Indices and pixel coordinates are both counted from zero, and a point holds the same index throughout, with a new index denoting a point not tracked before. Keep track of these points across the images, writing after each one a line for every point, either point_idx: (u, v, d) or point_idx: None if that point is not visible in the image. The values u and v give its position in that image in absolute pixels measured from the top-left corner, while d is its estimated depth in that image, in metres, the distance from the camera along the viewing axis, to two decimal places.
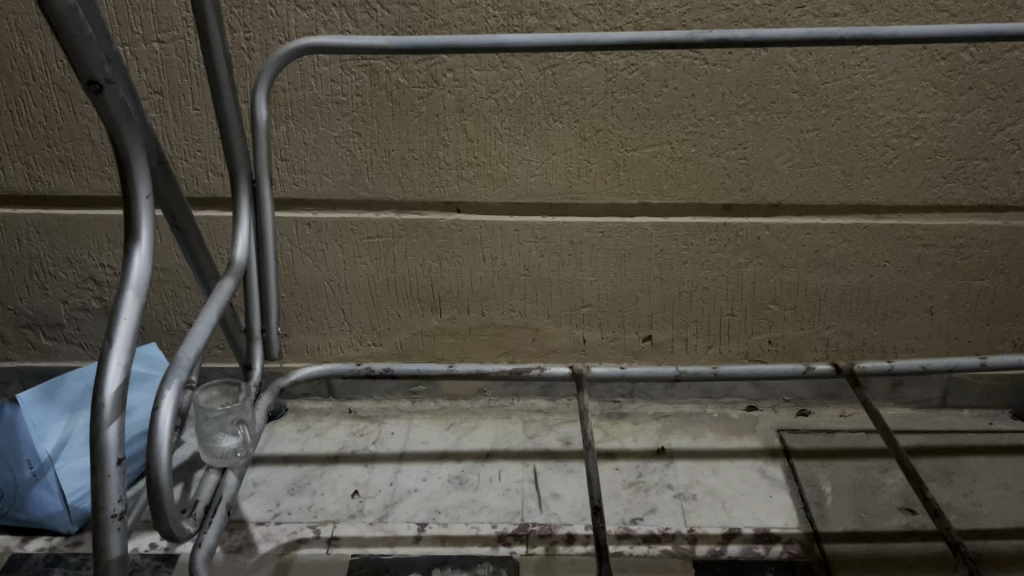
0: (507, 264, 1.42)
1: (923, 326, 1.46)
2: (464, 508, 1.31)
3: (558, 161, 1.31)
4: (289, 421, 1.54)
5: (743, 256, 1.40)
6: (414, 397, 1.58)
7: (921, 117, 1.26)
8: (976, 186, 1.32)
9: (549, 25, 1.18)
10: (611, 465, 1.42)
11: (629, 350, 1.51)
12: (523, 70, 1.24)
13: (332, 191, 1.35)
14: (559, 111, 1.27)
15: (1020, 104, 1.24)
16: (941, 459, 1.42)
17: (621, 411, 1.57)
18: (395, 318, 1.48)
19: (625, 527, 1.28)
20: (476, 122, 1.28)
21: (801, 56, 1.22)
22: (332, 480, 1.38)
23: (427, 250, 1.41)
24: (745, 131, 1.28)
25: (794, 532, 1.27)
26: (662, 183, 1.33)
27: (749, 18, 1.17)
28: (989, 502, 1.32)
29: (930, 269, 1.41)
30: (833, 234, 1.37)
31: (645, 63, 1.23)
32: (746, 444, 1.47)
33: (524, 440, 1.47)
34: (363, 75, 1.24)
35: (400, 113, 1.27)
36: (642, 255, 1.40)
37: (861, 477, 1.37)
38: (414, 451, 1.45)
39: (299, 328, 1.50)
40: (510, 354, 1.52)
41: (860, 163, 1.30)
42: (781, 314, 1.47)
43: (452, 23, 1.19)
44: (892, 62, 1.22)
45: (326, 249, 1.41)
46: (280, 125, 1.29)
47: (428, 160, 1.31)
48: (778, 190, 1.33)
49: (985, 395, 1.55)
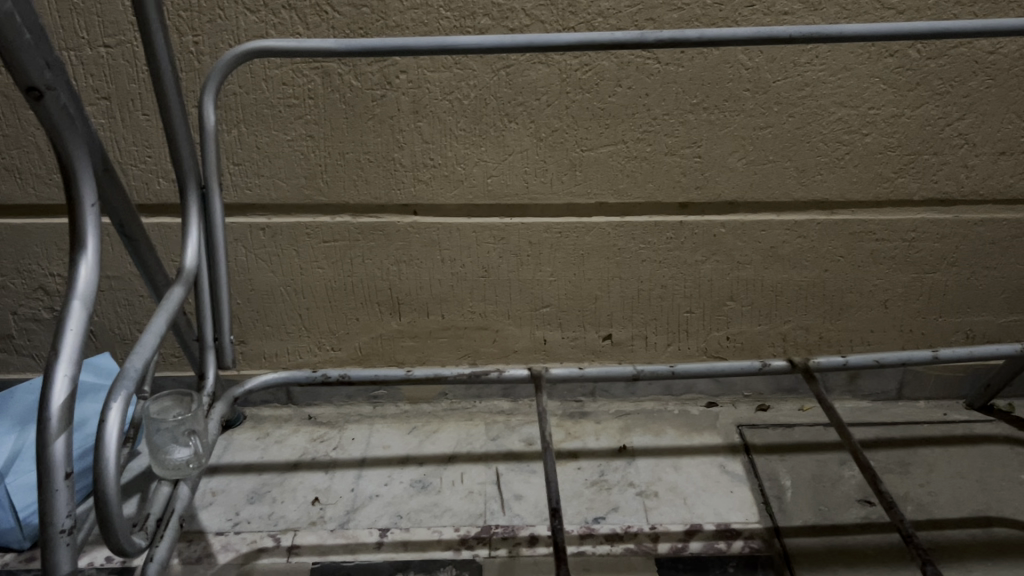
0: (467, 266, 1.42)
1: (877, 319, 1.49)
2: (427, 512, 1.31)
3: (515, 162, 1.31)
4: (248, 428, 1.52)
5: (700, 254, 1.41)
6: (375, 401, 1.57)
7: (872, 114, 1.28)
8: (927, 181, 1.34)
9: (502, 26, 1.18)
10: (573, 464, 1.42)
11: (589, 349, 1.52)
12: (478, 71, 1.23)
13: (287, 196, 1.33)
14: (514, 112, 1.27)
15: (967, 100, 1.26)
16: (897, 450, 1.44)
17: (583, 410, 1.57)
18: (354, 323, 1.47)
19: (587, 527, 1.28)
20: (432, 123, 1.27)
21: (752, 54, 1.22)
22: (292, 488, 1.37)
23: (385, 253, 1.40)
24: (700, 129, 1.29)
25: (754, 526, 1.28)
26: (619, 182, 1.33)
27: (701, 17, 1.18)
28: (945, 491, 1.34)
29: (884, 263, 1.43)
30: (788, 230, 1.39)
31: (599, 63, 1.23)
32: (707, 440, 1.48)
33: (487, 442, 1.47)
34: (315, 78, 1.23)
35: (354, 116, 1.26)
36: (601, 254, 1.41)
37: (820, 470, 1.39)
38: (375, 456, 1.44)
39: (257, 335, 1.48)
40: (471, 356, 1.52)
41: (814, 159, 1.32)
42: (740, 310, 1.48)
43: (405, 25, 1.18)
44: (842, 59, 1.23)
45: (283, 255, 1.39)
46: (232, 129, 1.27)
47: (385, 162, 1.30)
48: (733, 187, 1.34)
49: (940, 387, 1.58)
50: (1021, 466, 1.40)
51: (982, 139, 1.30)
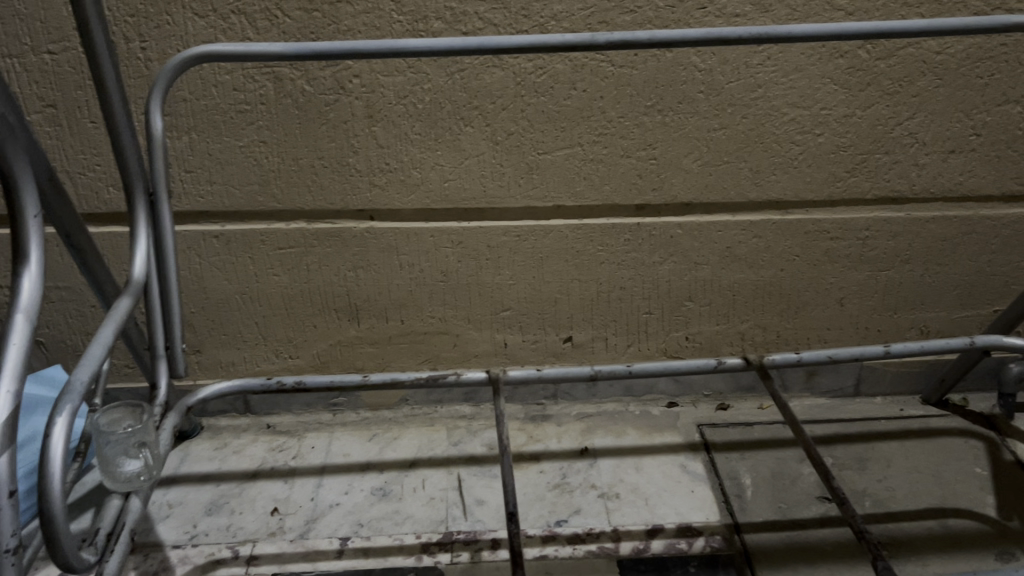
0: (424, 270, 1.41)
1: (833, 316, 1.50)
2: (387, 520, 1.30)
3: (471, 166, 1.30)
4: (204, 438, 1.49)
5: (658, 255, 1.42)
6: (335, 409, 1.55)
7: (824, 114, 1.29)
8: (879, 179, 1.35)
9: (455, 29, 1.18)
10: (535, 467, 1.42)
11: (550, 352, 1.52)
12: (432, 75, 1.22)
13: (241, 202, 1.31)
14: (469, 116, 1.26)
15: (917, 99, 1.28)
16: (855, 446, 1.46)
17: (545, 413, 1.57)
18: (312, 330, 1.46)
19: (549, 530, 1.28)
20: (386, 127, 1.26)
21: (705, 56, 1.23)
22: (251, 498, 1.35)
23: (342, 259, 1.39)
24: (655, 131, 1.29)
25: (715, 525, 1.29)
26: (576, 185, 1.33)
27: (653, 20, 1.18)
28: (902, 486, 1.36)
29: (838, 261, 1.44)
30: (743, 230, 1.40)
31: (554, 66, 1.22)
32: (667, 440, 1.49)
33: (448, 447, 1.46)
34: (267, 83, 1.21)
35: (307, 121, 1.25)
36: (559, 256, 1.41)
37: (780, 468, 1.40)
38: (335, 464, 1.42)
39: (213, 344, 1.46)
40: (431, 361, 1.52)
41: (767, 160, 1.33)
42: (698, 310, 1.49)
43: (357, 29, 1.17)
44: (793, 60, 1.24)
45: (238, 262, 1.38)
46: (183, 136, 1.25)
47: (340, 167, 1.29)
48: (689, 189, 1.35)
49: (896, 383, 1.60)
50: (975, 459, 1.42)
51: (932, 137, 1.32)
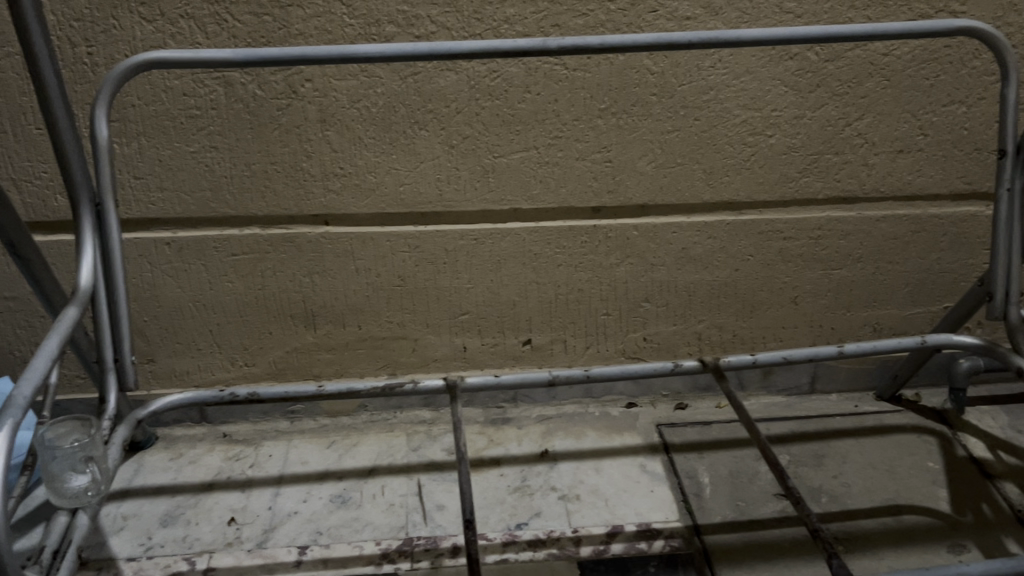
0: (381, 275, 1.40)
1: (787, 315, 1.52)
2: (347, 527, 1.29)
3: (427, 169, 1.30)
4: (159, 449, 1.47)
5: (615, 257, 1.42)
6: (292, 416, 1.54)
7: (774, 116, 1.30)
8: (830, 179, 1.37)
9: (408, 33, 1.17)
10: (495, 471, 1.42)
11: (509, 355, 1.52)
12: (385, 79, 1.22)
13: (193, 209, 1.30)
14: (424, 119, 1.26)
15: (865, 100, 1.30)
16: (811, 443, 1.48)
17: (505, 417, 1.56)
18: (267, 337, 1.45)
19: (510, 534, 1.28)
20: (340, 131, 1.25)
21: (657, 59, 1.24)
22: (207, 509, 1.33)
23: (297, 265, 1.37)
24: (609, 134, 1.30)
25: (674, 525, 1.30)
26: (532, 188, 1.33)
27: (605, 23, 1.19)
28: (857, 482, 1.38)
29: (792, 261, 1.46)
30: (699, 231, 1.41)
31: (507, 69, 1.23)
32: (627, 441, 1.49)
33: (408, 453, 1.45)
34: (217, 88, 1.20)
35: (259, 126, 1.23)
36: (517, 260, 1.41)
37: (737, 466, 1.41)
38: (293, 472, 1.41)
39: (167, 353, 1.44)
40: (390, 367, 1.51)
41: (720, 162, 1.34)
42: (655, 311, 1.50)
43: (308, 33, 1.16)
44: (743, 63, 1.25)
45: (191, 269, 1.36)
46: (132, 142, 1.23)
47: (293, 172, 1.28)
48: (644, 191, 1.36)
49: (850, 380, 1.62)
50: (928, 454, 1.44)
51: (881, 138, 1.34)
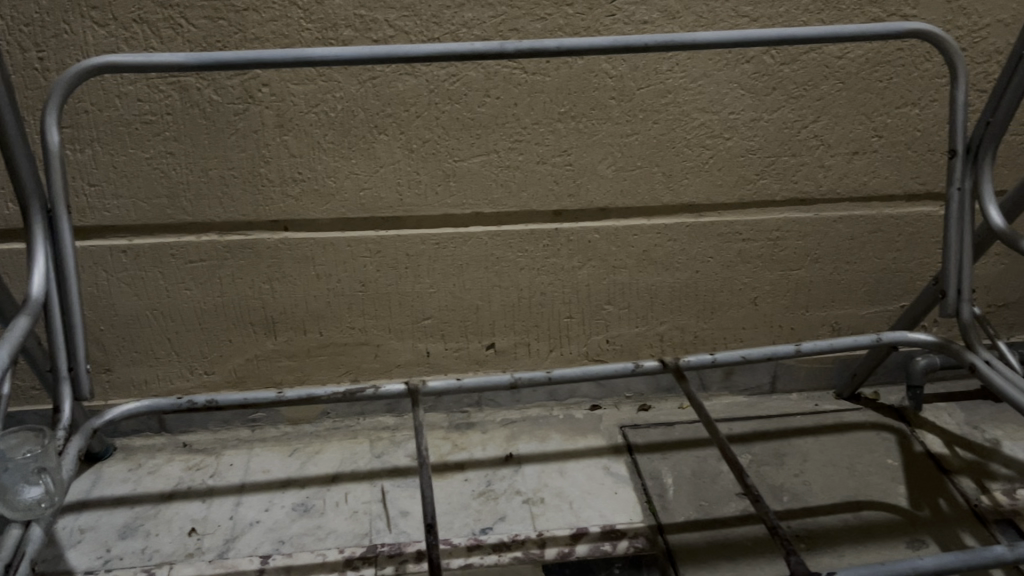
0: (342, 281, 1.39)
1: (747, 316, 1.54)
2: (310, 536, 1.28)
3: (386, 174, 1.29)
4: (118, 459, 1.45)
5: (576, 260, 1.43)
6: (254, 424, 1.52)
7: (731, 119, 1.32)
8: (787, 181, 1.39)
9: (365, 37, 1.17)
10: (459, 476, 1.41)
11: (472, 359, 1.52)
12: (343, 83, 1.21)
13: (149, 216, 1.28)
14: (383, 124, 1.25)
15: (821, 103, 1.32)
16: (772, 442, 1.49)
17: (469, 421, 1.56)
18: (227, 344, 1.43)
19: (474, 538, 1.28)
20: (298, 136, 1.24)
21: (615, 63, 1.24)
22: (167, 520, 1.31)
23: (256, 272, 1.36)
24: (569, 138, 1.30)
25: (638, 526, 1.30)
26: (493, 192, 1.33)
27: (563, 27, 1.19)
28: (818, 480, 1.39)
29: (751, 262, 1.47)
30: (659, 234, 1.42)
31: (466, 73, 1.22)
32: (591, 443, 1.50)
33: (371, 459, 1.44)
34: (173, 94, 1.18)
35: (215, 131, 1.22)
36: (479, 264, 1.41)
37: (700, 466, 1.42)
38: (255, 481, 1.39)
39: (124, 362, 1.42)
40: (353, 372, 1.50)
41: (679, 164, 1.35)
42: (617, 314, 1.50)
43: (264, 37, 1.15)
44: (701, 66, 1.27)
45: (148, 277, 1.34)
46: (85, 148, 1.21)
47: (251, 178, 1.27)
48: (604, 194, 1.36)
49: (810, 379, 1.64)
50: (886, 451, 1.46)
51: (837, 140, 1.35)
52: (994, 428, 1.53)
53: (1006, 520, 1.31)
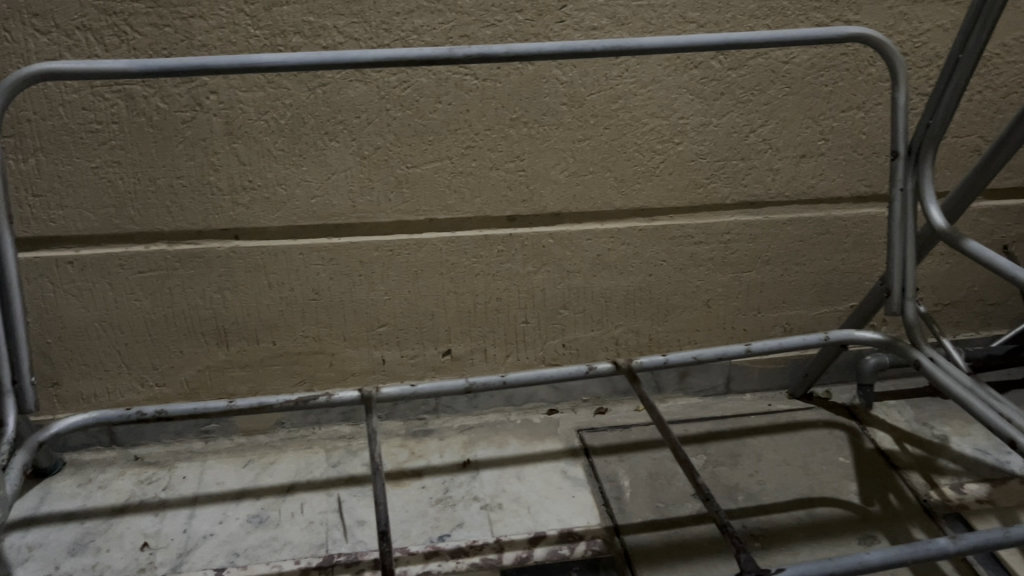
0: (295, 289, 1.38)
1: (701, 318, 1.55)
2: (265, 547, 1.26)
3: (339, 181, 1.29)
4: (67, 475, 1.42)
5: (531, 265, 1.43)
6: (207, 436, 1.50)
7: (681, 123, 1.33)
8: (737, 185, 1.41)
9: (314, 43, 1.16)
10: (416, 484, 1.41)
11: (429, 366, 1.51)
12: (293, 90, 1.20)
13: (95, 226, 1.26)
14: (334, 130, 1.24)
15: (768, 107, 1.34)
16: (727, 443, 1.51)
17: (426, 428, 1.55)
18: (178, 355, 1.41)
19: (432, 545, 1.27)
20: (248, 144, 1.23)
21: (566, 69, 1.25)
22: (118, 535, 1.29)
23: (207, 282, 1.34)
24: (522, 143, 1.30)
25: (596, 529, 1.31)
26: (446, 198, 1.33)
27: (513, 34, 1.20)
28: (771, 479, 1.41)
29: (703, 265, 1.49)
30: (612, 239, 1.43)
31: (417, 80, 1.22)
32: (548, 447, 1.50)
33: (327, 469, 1.43)
34: (118, 102, 1.17)
35: (163, 139, 1.21)
36: (434, 270, 1.40)
37: (656, 468, 1.43)
38: (208, 493, 1.38)
39: (72, 375, 1.39)
40: (308, 382, 1.49)
41: (631, 169, 1.36)
42: (573, 318, 1.51)
43: (211, 44, 1.14)
44: (651, 72, 1.28)
45: (96, 289, 1.32)
46: (29, 158, 1.19)
47: (200, 187, 1.25)
48: (557, 199, 1.37)
49: (764, 379, 1.66)
50: (838, 449, 1.49)
51: (784, 143, 1.38)
52: (942, 424, 1.56)
53: (954, 514, 1.34)
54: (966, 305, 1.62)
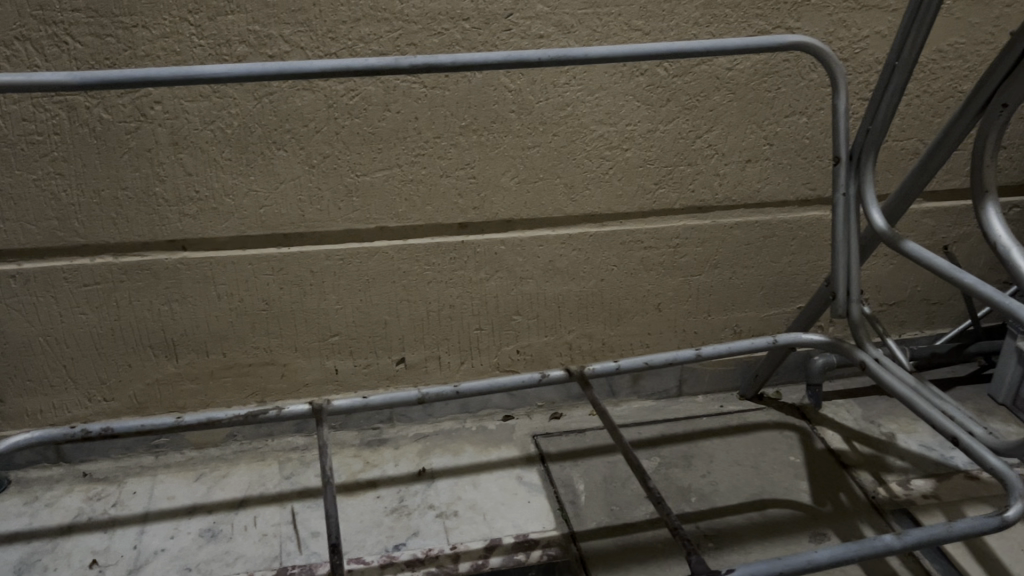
0: (244, 299, 1.36)
1: (652, 322, 1.57)
2: (217, 562, 1.25)
3: (288, 191, 1.28)
4: (12, 493, 1.39)
5: (484, 272, 1.43)
6: (157, 450, 1.48)
7: (629, 130, 1.34)
8: (685, 190, 1.42)
9: (260, 53, 1.15)
10: (371, 494, 1.40)
11: (383, 375, 1.51)
12: (239, 100, 1.19)
13: (38, 238, 1.24)
14: (282, 140, 1.24)
15: (713, 113, 1.36)
16: (680, 444, 1.53)
17: (381, 437, 1.55)
18: (126, 369, 1.39)
19: (387, 556, 1.27)
20: (194, 154, 1.22)
21: (513, 77, 1.26)
22: (65, 553, 1.26)
23: (155, 294, 1.33)
24: (471, 151, 1.31)
25: (551, 534, 1.31)
26: (397, 206, 1.33)
27: (460, 42, 1.20)
28: (724, 480, 1.43)
29: (653, 269, 1.50)
30: (564, 244, 1.43)
31: (365, 88, 1.22)
32: (503, 453, 1.50)
33: (280, 481, 1.42)
34: (59, 113, 1.15)
35: (106, 150, 1.19)
36: (386, 279, 1.40)
37: (611, 472, 1.44)
38: (159, 509, 1.35)
39: (16, 391, 1.37)
40: (260, 394, 1.47)
41: (580, 175, 1.37)
42: (526, 324, 1.52)
43: (154, 54, 1.12)
44: (598, 79, 1.29)
45: (40, 303, 1.29)
46: None
47: (146, 198, 1.24)
48: (509, 206, 1.37)
49: (716, 381, 1.68)
50: (788, 449, 1.51)
51: (730, 149, 1.40)
52: (889, 422, 1.59)
53: (901, 510, 1.37)
54: (910, 305, 1.66)
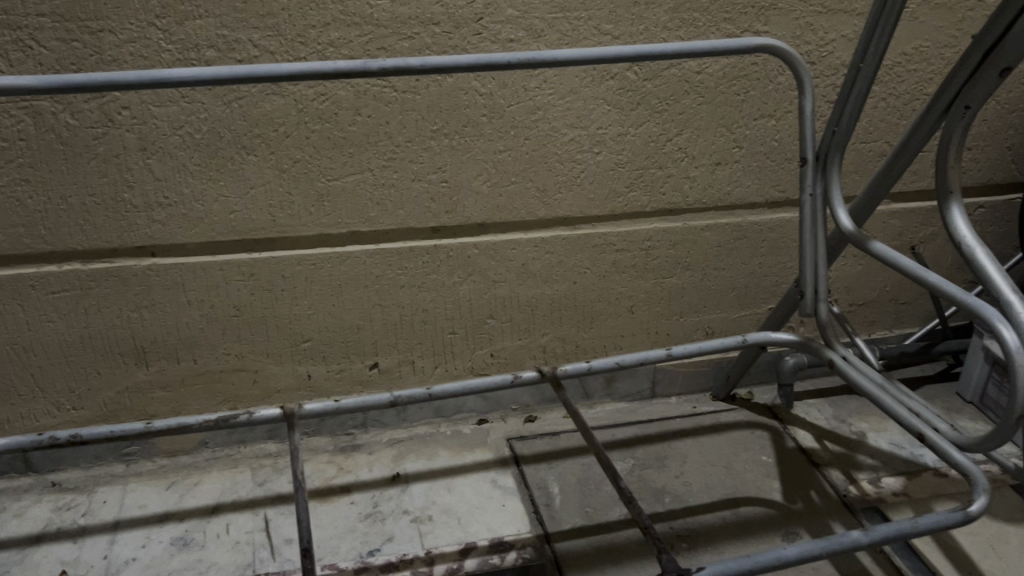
0: (215, 306, 1.36)
1: (625, 324, 1.58)
2: (189, 570, 1.24)
3: (258, 196, 1.27)
4: None
5: (457, 276, 1.43)
6: (128, 459, 1.46)
7: (600, 133, 1.35)
8: (655, 193, 1.43)
9: (229, 57, 1.15)
10: (345, 500, 1.39)
11: (356, 380, 1.50)
12: (208, 105, 1.18)
13: (4, 246, 1.22)
14: (252, 144, 1.23)
15: (683, 116, 1.37)
16: (653, 446, 1.53)
17: (355, 443, 1.54)
18: (95, 377, 1.37)
19: (362, 561, 1.26)
20: (163, 159, 1.21)
21: (484, 81, 1.26)
22: (35, 564, 1.25)
23: (124, 301, 1.31)
24: (443, 155, 1.31)
25: (526, 537, 1.31)
26: (369, 211, 1.33)
27: (431, 46, 1.20)
28: (696, 480, 1.44)
29: (625, 272, 1.51)
30: (536, 247, 1.44)
31: (335, 92, 1.22)
32: (477, 457, 1.50)
33: (253, 488, 1.41)
34: (25, 118, 1.14)
35: (73, 156, 1.18)
36: (358, 283, 1.40)
37: (585, 473, 1.45)
38: (130, 517, 1.34)
39: None
40: (231, 401, 1.46)
41: (552, 179, 1.37)
42: (499, 327, 1.52)
43: (122, 59, 1.11)
44: (569, 82, 1.30)
45: (7, 311, 1.28)
46: None
47: (114, 204, 1.22)
48: (481, 210, 1.37)
49: (688, 382, 1.69)
50: (760, 449, 1.52)
51: (700, 152, 1.41)
52: (859, 421, 1.61)
53: (872, 507, 1.38)
54: (878, 305, 1.68)
